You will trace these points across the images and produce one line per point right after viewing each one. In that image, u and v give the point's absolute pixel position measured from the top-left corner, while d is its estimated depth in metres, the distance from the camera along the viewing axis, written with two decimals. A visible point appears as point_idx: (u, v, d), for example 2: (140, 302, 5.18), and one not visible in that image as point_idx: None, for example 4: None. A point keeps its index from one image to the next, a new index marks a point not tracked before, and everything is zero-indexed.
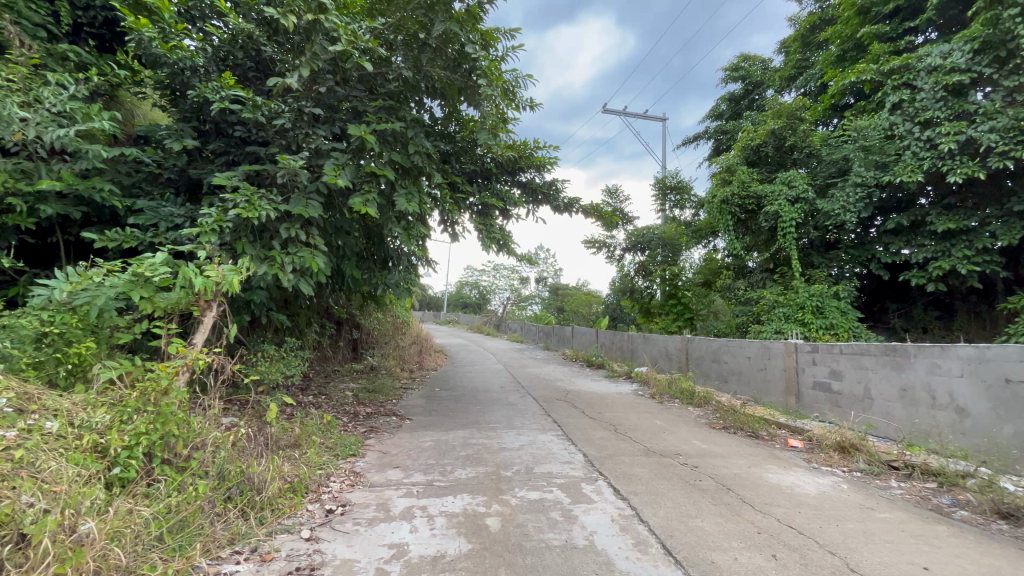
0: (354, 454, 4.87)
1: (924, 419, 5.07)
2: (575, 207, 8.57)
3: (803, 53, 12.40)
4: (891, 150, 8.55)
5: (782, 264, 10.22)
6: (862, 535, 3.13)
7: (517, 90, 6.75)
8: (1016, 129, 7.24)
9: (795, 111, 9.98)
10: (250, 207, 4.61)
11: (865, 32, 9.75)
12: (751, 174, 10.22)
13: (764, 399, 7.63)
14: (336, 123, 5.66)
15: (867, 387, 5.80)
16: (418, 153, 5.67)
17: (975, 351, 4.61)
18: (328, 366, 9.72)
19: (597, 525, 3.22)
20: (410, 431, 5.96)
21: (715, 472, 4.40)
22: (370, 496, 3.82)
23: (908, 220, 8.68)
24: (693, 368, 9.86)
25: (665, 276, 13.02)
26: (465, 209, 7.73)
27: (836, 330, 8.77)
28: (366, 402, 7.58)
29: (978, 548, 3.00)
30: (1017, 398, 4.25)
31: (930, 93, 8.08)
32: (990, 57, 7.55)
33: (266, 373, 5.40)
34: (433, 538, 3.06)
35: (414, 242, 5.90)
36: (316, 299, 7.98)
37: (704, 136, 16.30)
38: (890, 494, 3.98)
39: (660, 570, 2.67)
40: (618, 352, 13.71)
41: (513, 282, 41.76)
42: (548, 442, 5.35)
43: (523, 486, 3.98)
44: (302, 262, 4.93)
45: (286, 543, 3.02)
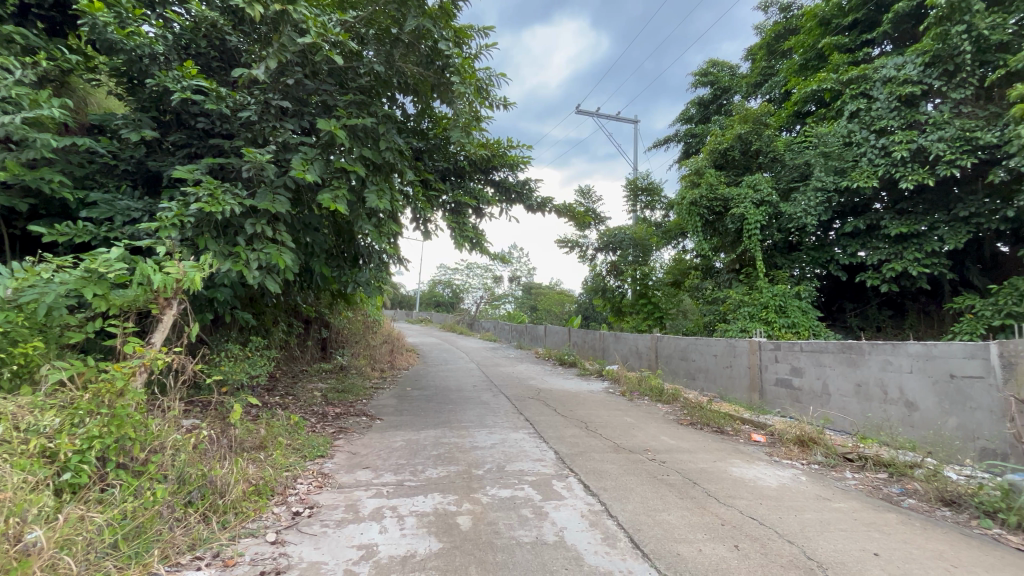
0: (322, 456, 4.77)
1: (877, 413, 5.34)
2: (548, 207, 8.63)
3: (768, 61, 12.84)
4: (849, 157, 8.90)
5: (747, 264, 10.55)
6: (819, 524, 3.27)
7: (490, 88, 6.76)
8: (962, 138, 7.68)
9: (760, 117, 10.31)
10: (213, 202, 4.45)
11: (826, 42, 10.15)
12: (718, 177, 10.49)
13: (730, 396, 7.87)
14: (305, 117, 5.55)
15: (825, 383, 6.07)
16: (390, 150, 5.59)
17: (923, 348, 4.87)
18: (295, 366, 9.50)
19: (567, 521, 3.26)
20: (380, 431, 5.89)
21: (682, 467, 4.51)
22: (338, 497, 3.75)
23: (865, 224, 9.10)
24: (662, 366, 10.08)
25: (636, 276, 13.26)
26: (438, 207, 7.69)
27: (798, 328, 9.11)
28: (335, 402, 7.43)
29: (924, 534, 3.18)
30: (960, 392, 4.50)
31: (885, 103, 8.52)
32: (940, 70, 8.04)
33: (229, 373, 5.22)
34: (403, 538, 3.03)
35: (386, 239, 5.83)
36: (284, 297, 7.78)
37: (674, 139, 16.65)
38: (845, 485, 4.17)
39: (627, 563, 2.72)
40: (590, 351, 13.88)
41: (487, 281, 41.74)
42: (520, 440, 5.37)
43: (494, 484, 3.99)
44: (269, 259, 4.79)
45: (250, 548, 2.93)
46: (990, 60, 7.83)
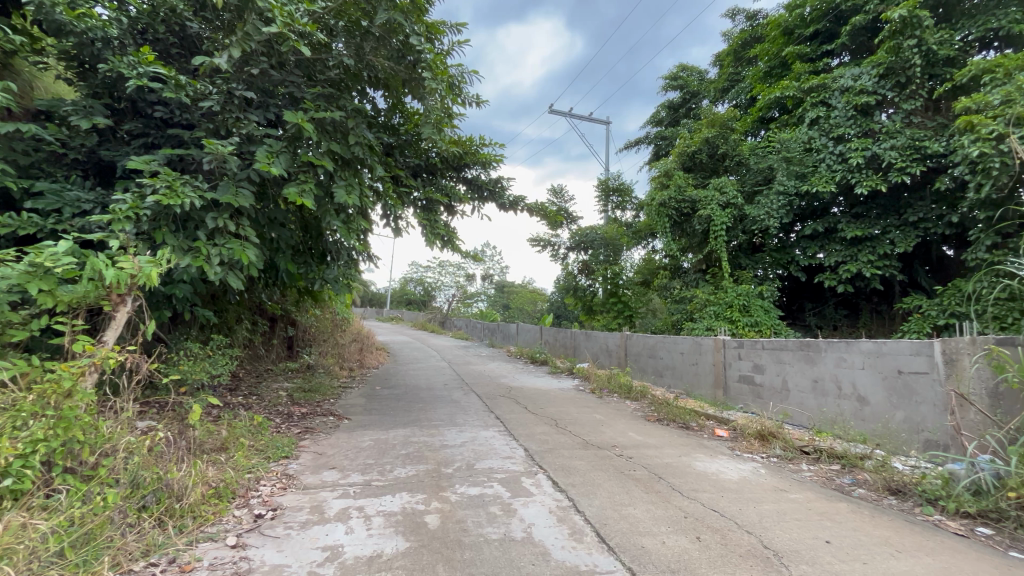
0: (286, 457, 4.64)
1: (832, 407, 5.59)
2: (520, 206, 8.64)
3: (735, 67, 13.21)
4: (810, 162, 9.20)
5: (713, 265, 10.84)
6: (776, 514, 3.41)
7: (463, 85, 6.74)
8: (912, 147, 8.13)
9: (726, 121, 10.62)
10: (171, 194, 4.28)
11: (789, 51, 10.52)
12: (687, 179, 10.73)
13: (695, 392, 8.10)
14: (271, 109, 5.40)
15: (785, 379, 6.31)
16: (359, 145, 5.50)
17: (874, 346, 5.12)
18: (260, 365, 9.25)
19: (536, 517, 3.29)
20: (348, 431, 5.78)
21: (648, 462, 4.62)
22: (303, 499, 3.67)
23: (823, 227, 9.50)
24: (631, 363, 10.26)
25: (607, 276, 13.48)
26: (410, 204, 7.61)
27: (760, 327, 9.43)
28: (301, 402, 7.25)
29: (872, 521, 3.35)
30: (907, 387, 4.75)
31: (842, 111, 8.91)
32: (892, 82, 8.49)
33: (189, 373, 5.02)
34: (370, 538, 2.99)
35: (354, 236, 5.73)
36: (248, 294, 7.55)
37: (645, 142, 16.94)
38: (801, 476, 4.36)
39: (593, 557, 2.76)
40: (561, 349, 14.00)
41: (459, 279, 41.57)
42: (490, 438, 5.38)
43: (463, 482, 3.99)
44: (231, 254, 4.63)
45: (209, 552, 2.83)
46: (937, 73, 8.29)
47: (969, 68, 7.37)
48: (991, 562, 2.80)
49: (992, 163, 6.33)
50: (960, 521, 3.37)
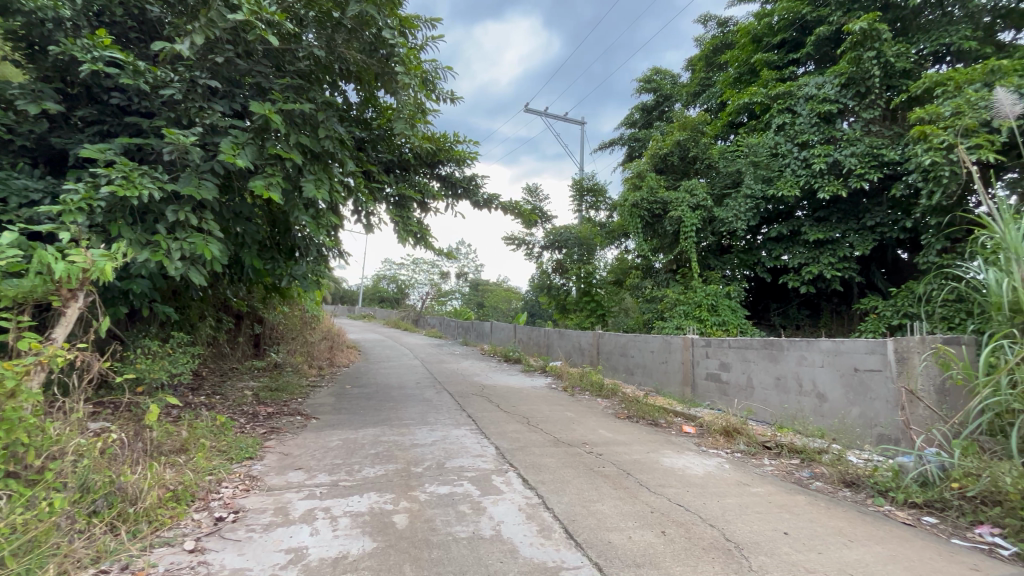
0: (250, 458, 4.51)
1: (793, 404, 5.80)
2: (494, 204, 8.62)
3: (706, 72, 13.52)
4: (775, 166, 9.51)
5: (683, 265, 11.07)
6: (738, 508, 3.52)
7: (437, 81, 6.71)
8: (870, 154, 8.50)
9: (697, 125, 10.86)
10: (128, 185, 4.09)
11: (758, 58, 10.81)
12: (658, 181, 10.92)
13: (665, 390, 8.26)
14: (237, 99, 5.23)
15: (749, 377, 6.50)
16: (329, 138, 5.38)
17: (832, 345, 5.33)
18: (224, 364, 8.96)
19: (505, 515, 3.29)
20: (316, 430, 5.66)
21: (617, 459, 4.69)
22: (266, 501, 3.57)
23: (788, 230, 9.83)
24: (603, 361, 10.40)
25: (581, 275, 13.65)
26: (382, 200, 7.52)
27: (728, 326, 9.70)
28: (268, 401, 7.06)
29: (827, 513, 3.49)
30: (862, 384, 4.97)
31: (806, 119, 9.24)
32: (853, 91, 8.84)
33: (146, 372, 4.80)
34: (336, 539, 2.94)
35: (324, 231, 5.61)
36: (212, 290, 7.30)
37: (619, 143, 17.16)
38: (763, 471, 4.51)
39: (561, 554, 2.79)
40: (535, 347, 14.06)
41: (433, 277, 41.29)
42: (461, 437, 5.36)
43: (433, 481, 3.96)
44: (193, 249, 4.46)
45: (164, 558, 2.73)
46: (894, 84, 8.68)
47: (923, 81, 7.74)
48: (935, 550, 2.96)
49: (943, 172, 6.65)
50: (909, 511, 3.55)
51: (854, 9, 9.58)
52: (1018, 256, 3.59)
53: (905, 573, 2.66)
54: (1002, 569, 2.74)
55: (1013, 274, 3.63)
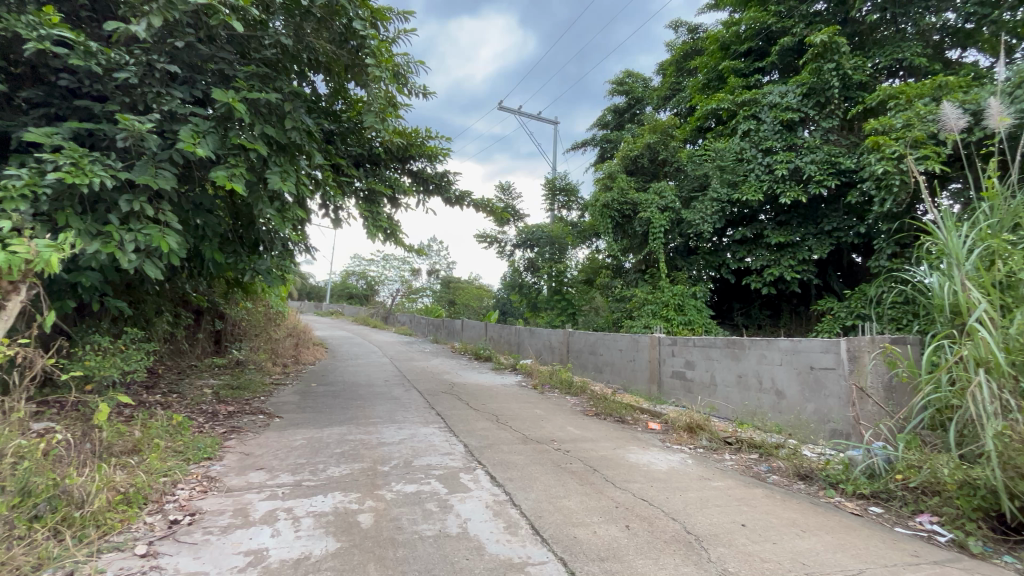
0: (208, 458, 4.35)
1: (753, 400, 6.00)
2: (466, 201, 8.58)
3: (676, 77, 13.81)
4: (741, 171, 9.81)
5: (652, 265, 11.27)
6: (699, 502, 3.62)
7: (409, 75, 6.68)
8: (829, 162, 8.88)
9: (667, 128, 11.09)
10: (77, 171, 3.88)
11: (725, 65, 11.12)
12: (629, 182, 11.12)
13: (632, 387, 8.42)
14: (198, 86, 5.02)
15: (712, 375, 6.71)
16: (297, 130, 5.24)
17: (791, 344, 5.55)
18: (183, 361, 8.68)
19: (472, 512, 3.29)
20: (279, 430, 5.50)
21: (584, 455, 4.76)
22: (225, 502, 3.45)
23: (751, 233, 10.16)
24: (573, 360, 10.52)
25: (552, 273, 13.82)
26: (351, 194, 7.40)
27: (693, 325, 9.95)
28: (228, 400, 6.82)
29: (782, 504, 3.64)
30: (817, 381, 5.19)
31: (770, 126, 9.57)
32: (814, 101, 9.20)
33: (95, 369, 4.55)
34: (298, 540, 2.87)
35: (289, 225, 5.46)
36: (169, 284, 6.99)
37: (591, 143, 17.35)
38: (723, 465, 4.66)
39: (527, 549, 2.81)
40: (506, 345, 14.09)
41: (404, 274, 40.74)
42: (430, 435, 5.32)
43: (400, 480, 3.92)
44: (149, 241, 4.25)
45: (113, 563, 2.61)
46: (852, 96, 9.10)
47: (877, 94, 8.15)
48: (880, 537, 3.13)
49: (895, 180, 7.00)
50: (857, 501, 3.74)
51: (816, 22, 9.99)
52: (959, 262, 3.79)
53: (851, 560, 2.80)
54: (939, 555, 2.92)
55: (954, 278, 3.84)
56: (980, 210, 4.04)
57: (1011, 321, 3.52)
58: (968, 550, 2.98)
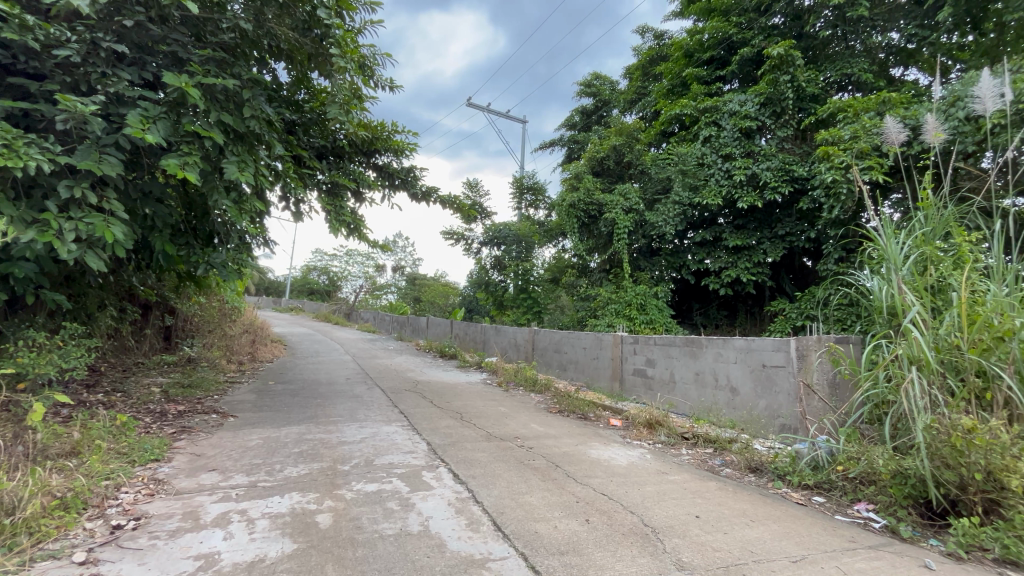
0: (155, 460, 4.15)
1: (710, 397, 6.23)
2: (433, 197, 8.49)
3: (642, 81, 14.11)
4: (702, 176, 10.14)
5: (616, 265, 11.50)
6: (657, 495, 3.74)
7: (375, 67, 6.57)
8: (783, 169, 9.29)
9: (632, 132, 11.32)
10: (10, 154, 3.61)
11: (689, 72, 11.43)
12: (595, 183, 11.33)
13: (595, 385, 8.58)
14: (148, 68, 4.76)
15: (671, 372, 6.91)
16: (255, 118, 5.06)
17: (745, 343, 5.79)
18: (128, 359, 8.22)
19: (434, 510, 3.28)
20: (233, 430, 5.30)
21: (547, 452, 4.81)
22: (174, 505, 3.30)
23: (711, 236, 10.53)
24: (537, 357, 10.61)
25: (518, 272, 13.95)
26: (312, 186, 7.21)
27: (655, 324, 10.22)
28: (178, 399, 6.51)
29: (733, 496, 3.81)
30: (769, 378, 5.43)
31: (730, 132, 9.94)
32: (770, 111, 9.60)
33: (28, 367, 4.24)
34: (252, 543, 2.78)
35: (246, 217, 5.26)
36: (114, 276, 6.61)
37: (559, 143, 17.53)
38: (680, 460, 4.82)
39: (488, 546, 2.83)
40: (471, 343, 14.06)
41: (368, 270, 39.92)
42: (392, 434, 5.25)
43: (360, 479, 3.85)
44: (91, 231, 4.00)
45: (47, 572, 2.45)
46: (805, 107, 9.55)
47: (828, 106, 8.60)
48: (821, 525, 3.32)
49: (842, 189, 7.38)
50: (802, 492, 3.95)
51: (774, 35, 10.48)
52: (896, 267, 4.05)
53: (795, 547, 2.96)
54: (873, 540, 3.13)
55: (892, 282, 4.10)
56: (916, 219, 4.33)
57: (940, 322, 3.80)
58: (899, 534, 3.20)
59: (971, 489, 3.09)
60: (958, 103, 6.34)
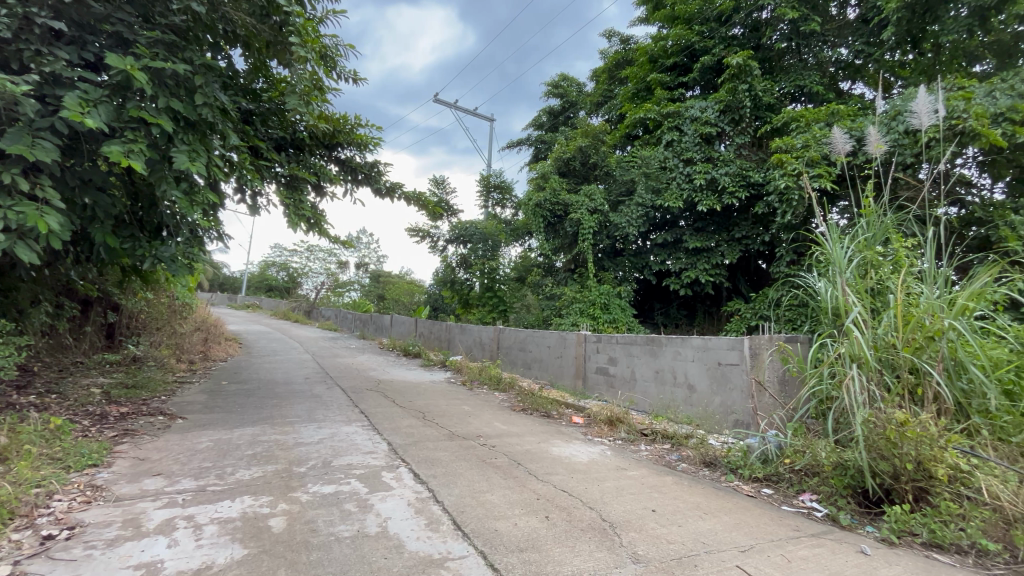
0: (94, 466, 3.90)
1: (668, 394, 6.41)
2: (397, 193, 8.35)
3: (608, 84, 14.32)
4: (664, 179, 10.40)
5: (581, 265, 11.65)
6: (616, 491, 3.81)
7: (337, 58, 6.43)
8: (740, 175, 9.63)
9: (598, 134, 11.50)
10: None
11: (653, 77, 11.69)
12: (561, 184, 11.47)
13: (559, 383, 8.68)
14: (89, 48, 4.46)
15: (633, 370, 7.07)
16: (208, 106, 4.82)
17: (702, 342, 5.98)
18: (65, 358, 7.72)
19: (393, 510, 3.24)
20: (181, 432, 5.05)
21: (509, 450, 4.83)
22: (113, 512, 3.12)
23: (672, 237, 10.82)
24: (502, 356, 10.63)
25: (484, 270, 13.95)
26: (270, 179, 6.96)
27: (617, 323, 10.43)
28: (121, 400, 6.15)
29: (688, 490, 3.93)
30: (723, 376, 5.63)
31: (691, 138, 10.22)
32: (730, 118, 9.94)
33: None
34: (199, 549, 2.67)
35: (198, 209, 5.01)
36: (50, 269, 6.18)
37: (526, 143, 17.58)
38: (639, 456, 4.94)
39: (447, 545, 2.81)
40: (436, 341, 13.92)
41: (330, 266, 38.88)
42: (351, 434, 5.15)
43: (317, 481, 3.76)
44: (22, 220, 3.71)
45: None
46: (761, 115, 9.95)
47: (783, 115, 8.98)
48: (769, 515, 3.48)
49: (794, 195, 7.76)
50: (752, 484, 4.12)
51: (733, 44, 10.85)
52: (841, 270, 4.28)
53: (745, 537, 3.08)
54: (815, 528, 3.30)
55: (836, 284, 4.32)
56: (859, 225, 4.58)
57: (879, 322, 4.04)
58: (839, 522, 3.38)
59: (904, 478, 3.31)
60: (898, 117, 6.77)
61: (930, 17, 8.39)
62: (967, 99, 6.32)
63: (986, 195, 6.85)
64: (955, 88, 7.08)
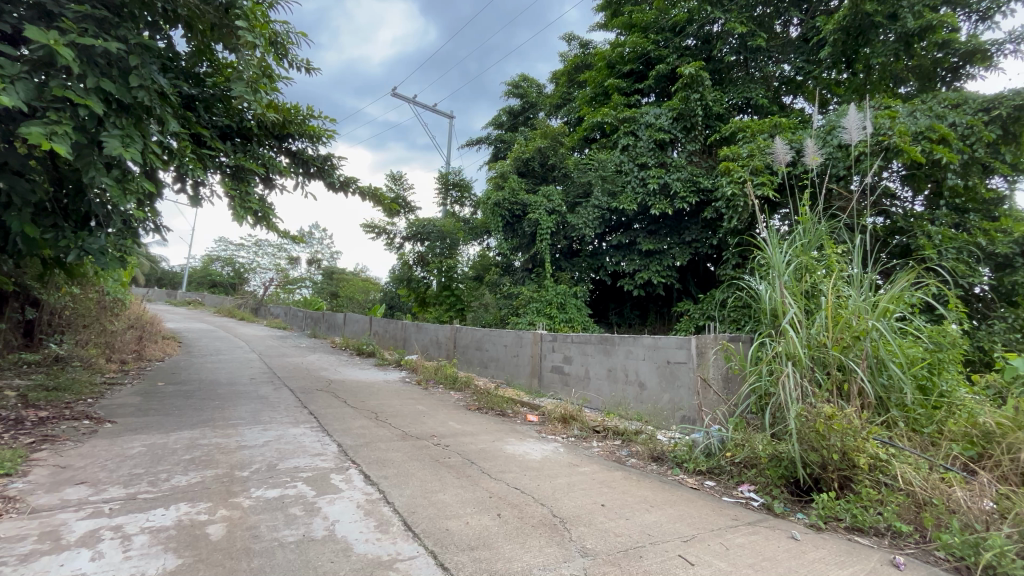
0: (6, 475, 3.57)
1: (620, 392, 6.59)
2: (351, 188, 8.12)
3: (567, 87, 14.56)
4: (619, 182, 10.68)
5: (538, 265, 11.77)
6: (567, 487, 3.88)
7: (288, 45, 6.18)
8: (690, 180, 10.02)
9: (556, 135, 11.64)
10: None
11: (610, 82, 11.97)
12: (520, 184, 11.54)
13: (514, 382, 8.73)
14: (7, 18, 4.08)
15: (586, 369, 7.22)
16: (144, 89, 4.51)
17: (652, 341, 6.19)
18: None
19: (341, 513, 3.15)
20: (110, 437, 4.71)
21: (463, 449, 4.82)
22: (29, 525, 2.87)
23: (626, 239, 11.12)
24: (459, 355, 10.58)
25: (442, 268, 13.82)
26: (214, 169, 6.62)
27: (572, 322, 10.61)
28: (40, 404, 5.65)
29: (636, 484, 4.06)
30: (672, 374, 5.84)
31: (646, 142, 10.55)
32: (682, 126, 10.34)
33: None
34: (126, 562, 2.50)
35: (133, 198, 4.63)
36: None
37: (486, 142, 17.55)
38: (591, 452, 5.05)
39: (397, 546, 2.77)
40: (391, 340, 13.66)
41: (280, 262, 37.30)
42: (299, 436, 4.98)
43: (261, 485, 3.61)
44: None
45: None
46: (711, 125, 10.38)
47: (730, 125, 9.43)
48: (710, 506, 3.65)
49: (739, 202, 8.18)
50: (695, 477, 4.31)
51: (686, 55, 11.23)
52: (779, 273, 4.54)
53: (688, 528, 3.21)
54: (751, 517, 3.49)
55: (775, 286, 4.58)
56: (796, 232, 4.88)
57: (812, 322, 4.31)
58: (773, 511, 3.59)
59: (830, 468, 3.55)
60: (832, 132, 7.27)
61: (862, 40, 9.04)
62: (892, 118, 6.86)
63: (908, 206, 7.47)
64: (882, 106, 7.66)
